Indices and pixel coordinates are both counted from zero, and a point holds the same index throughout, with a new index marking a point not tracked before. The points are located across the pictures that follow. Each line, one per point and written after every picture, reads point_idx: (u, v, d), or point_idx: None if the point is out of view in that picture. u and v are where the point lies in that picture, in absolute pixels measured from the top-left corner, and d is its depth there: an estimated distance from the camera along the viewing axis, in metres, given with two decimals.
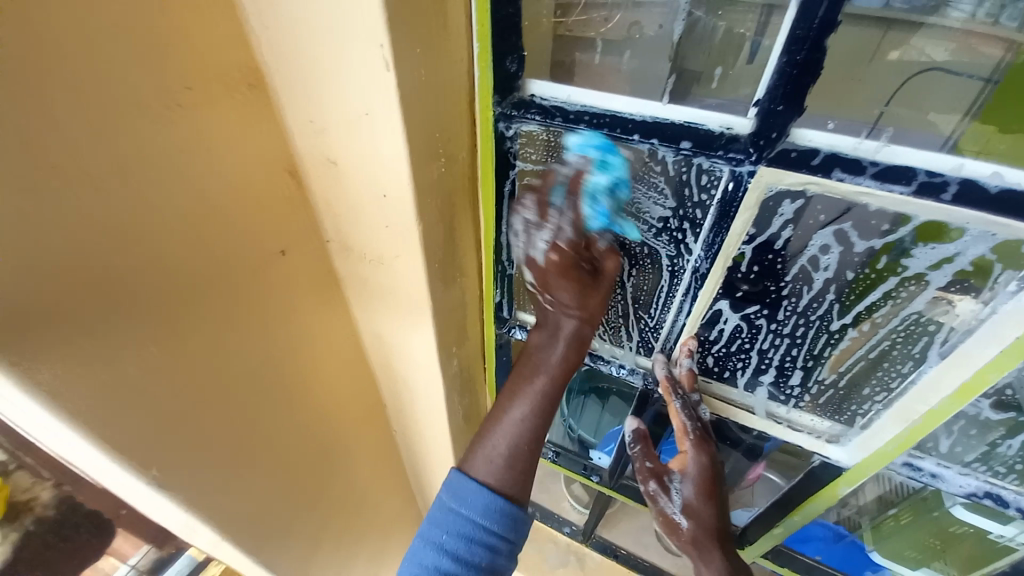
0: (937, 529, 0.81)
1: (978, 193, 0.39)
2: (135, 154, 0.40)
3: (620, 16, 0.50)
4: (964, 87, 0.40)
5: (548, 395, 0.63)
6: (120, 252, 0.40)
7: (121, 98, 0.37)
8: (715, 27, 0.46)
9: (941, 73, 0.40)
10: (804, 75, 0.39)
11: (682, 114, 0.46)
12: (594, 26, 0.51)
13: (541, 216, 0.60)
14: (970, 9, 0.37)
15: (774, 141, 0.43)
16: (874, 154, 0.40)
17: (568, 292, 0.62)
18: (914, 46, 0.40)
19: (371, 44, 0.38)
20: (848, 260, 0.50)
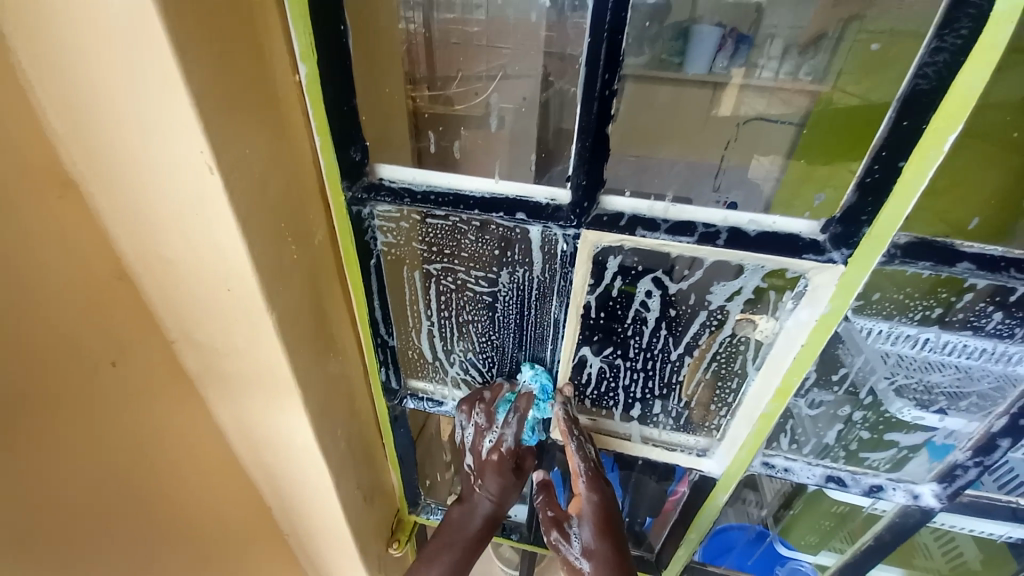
0: (827, 509, 0.92)
1: (742, 236, 0.49)
2: None
3: (491, 88, 0.63)
4: (784, 130, 0.58)
5: (461, 564, 0.70)
6: None
7: None
8: (565, 98, 0.53)
9: (760, 121, 0.59)
10: (595, 156, 0.47)
11: (513, 189, 0.52)
12: (466, 98, 0.63)
13: (468, 413, 0.71)
14: (774, 71, 0.58)
15: (588, 208, 0.50)
16: (664, 214, 0.49)
17: (493, 472, 0.70)
18: (745, 103, 0.59)
19: (192, 149, 0.39)
20: (669, 300, 0.59)
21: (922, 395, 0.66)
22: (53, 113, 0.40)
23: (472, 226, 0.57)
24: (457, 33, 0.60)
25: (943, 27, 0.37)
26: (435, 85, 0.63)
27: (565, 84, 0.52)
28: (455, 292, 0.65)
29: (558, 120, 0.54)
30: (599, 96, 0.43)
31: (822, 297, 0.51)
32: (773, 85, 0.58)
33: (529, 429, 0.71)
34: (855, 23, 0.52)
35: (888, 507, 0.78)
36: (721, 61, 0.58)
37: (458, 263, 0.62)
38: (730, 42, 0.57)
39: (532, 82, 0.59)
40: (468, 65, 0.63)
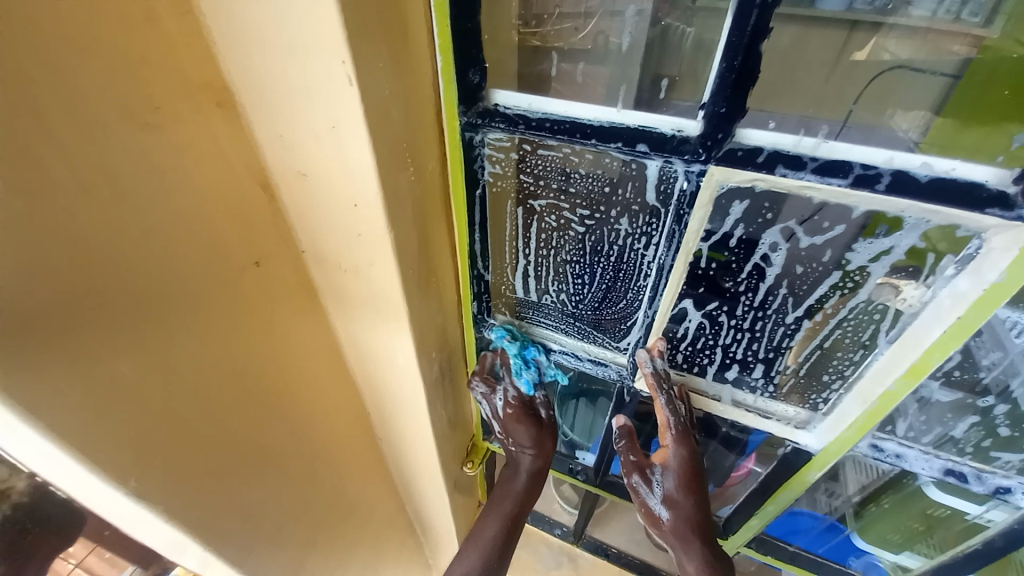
0: (919, 511, 0.82)
1: (908, 182, 0.42)
2: (111, 171, 0.40)
3: (589, 26, 0.54)
4: (931, 83, 0.45)
5: (512, 514, 0.82)
6: (103, 270, 0.40)
7: (97, 118, 0.38)
8: (684, 34, 0.49)
9: (905, 71, 0.45)
10: (742, 79, 0.42)
11: (637, 119, 0.49)
12: (562, 36, 0.55)
13: (488, 390, 0.81)
14: (932, 9, 0.43)
15: (721, 141, 0.46)
16: (813, 151, 0.43)
17: (525, 437, 0.83)
18: (881, 44, 0.45)
19: (335, 60, 0.40)
20: (797, 255, 0.53)
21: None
22: (215, 22, 0.42)
23: (584, 159, 0.55)
24: None
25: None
26: (530, 22, 0.55)
27: (681, 24, 0.48)
28: (556, 232, 0.64)
29: (659, 65, 0.50)
30: (759, 5, 0.38)
31: (995, 265, 0.43)
32: (923, 27, 0.44)
33: (521, 377, 0.81)
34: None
35: (998, 517, 0.71)
36: None
37: (564, 201, 0.60)
38: None
39: (638, 14, 0.51)
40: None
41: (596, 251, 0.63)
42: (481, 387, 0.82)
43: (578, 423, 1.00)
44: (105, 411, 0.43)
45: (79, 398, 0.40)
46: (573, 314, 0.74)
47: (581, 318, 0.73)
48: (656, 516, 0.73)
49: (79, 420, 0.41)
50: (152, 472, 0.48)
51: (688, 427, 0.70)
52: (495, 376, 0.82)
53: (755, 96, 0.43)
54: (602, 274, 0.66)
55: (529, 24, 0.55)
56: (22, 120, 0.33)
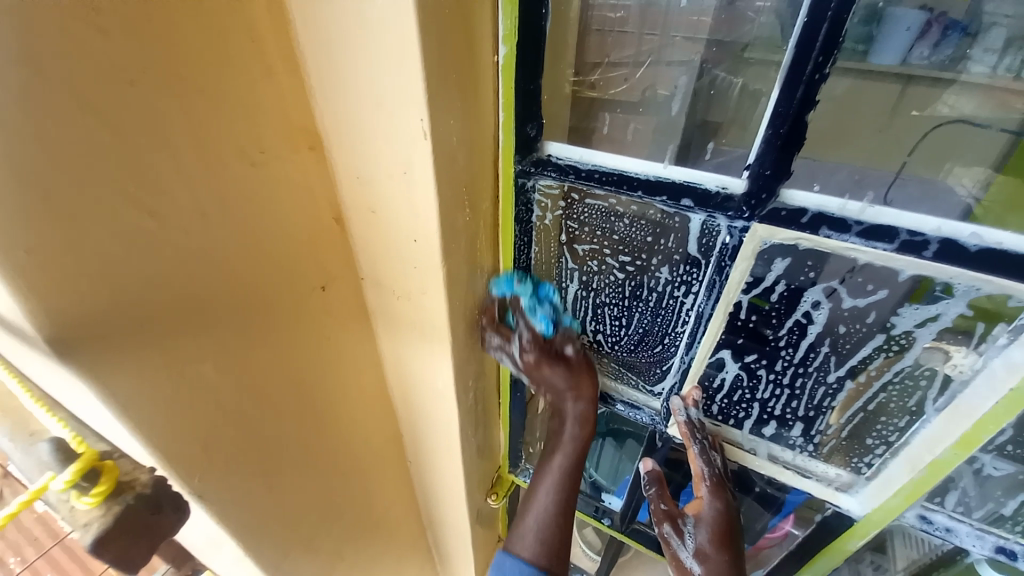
0: None
1: (957, 251, 0.42)
2: (221, 203, 0.46)
3: (639, 75, 0.59)
4: (992, 139, 0.45)
5: (565, 469, 0.74)
6: (202, 287, 0.46)
7: (217, 159, 0.44)
8: (731, 84, 0.51)
9: (965, 125, 0.45)
10: (788, 145, 0.44)
11: (683, 174, 0.51)
12: (612, 84, 0.60)
13: (506, 340, 0.71)
14: (992, 66, 0.44)
15: (766, 200, 0.48)
16: (858, 215, 0.44)
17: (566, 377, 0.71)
18: (941, 100, 0.46)
19: (414, 116, 0.46)
20: (839, 314, 0.53)
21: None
22: (316, 79, 0.49)
23: (629, 210, 0.58)
24: (604, 20, 0.56)
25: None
26: (580, 71, 0.59)
27: (728, 75, 0.51)
28: (597, 275, 0.67)
29: (706, 112, 0.54)
30: (807, 80, 0.41)
31: None
32: (988, 83, 0.45)
33: (537, 318, 0.70)
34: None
35: None
36: (921, 51, 0.45)
37: (608, 246, 0.63)
38: (936, 29, 0.44)
39: (686, 69, 0.56)
40: (615, 50, 0.58)
41: (635, 295, 0.65)
42: (495, 338, 0.71)
43: (604, 464, 0.99)
44: (184, 412, 0.47)
45: (167, 398, 0.45)
46: (608, 354, 0.75)
47: (616, 358, 0.75)
48: (686, 569, 0.71)
49: (163, 418, 0.46)
50: (212, 470, 0.53)
51: (722, 479, 0.69)
52: (507, 324, 0.72)
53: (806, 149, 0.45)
54: (641, 318, 0.67)
55: (582, 72, 0.59)
56: (162, 162, 0.40)
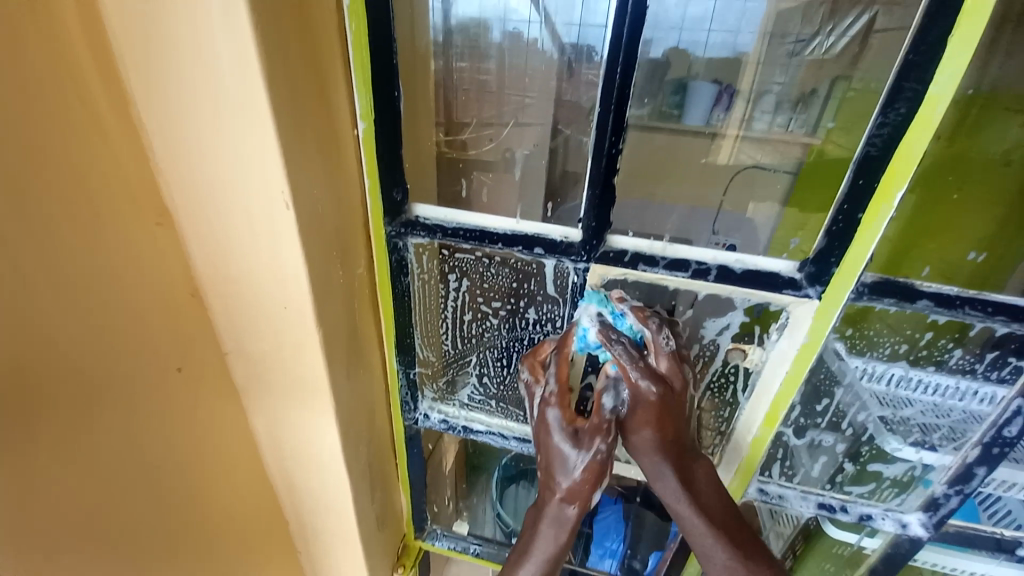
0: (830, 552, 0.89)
1: (730, 273, 0.56)
2: (47, 291, 0.42)
3: (503, 134, 0.68)
4: (777, 177, 0.61)
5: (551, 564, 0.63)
6: (20, 386, 0.41)
7: (41, 245, 0.41)
8: (581, 143, 0.59)
9: (757, 169, 0.62)
10: (603, 200, 0.56)
11: (533, 228, 0.60)
12: (480, 143, 0.69)
13: (536, 378, 0.64)
14: (768, 122, 0.62)
15: (597, 245, 0.58)
16: (662, 252, 0.57)
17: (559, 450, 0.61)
18: (744, 152, 0.63)
19: (274, 189, 0.48)
20: (666, 333, 0.66)
21: (921, 429, 0.68)
22: (164, 157, 0.49)
23: (493, 261, 0.65)
24: (469, 81, 0.66)
25: (889, 103, 0.44)
26: (451, 130, 0.68)
27: (577, 135, 0.59)
28: (473, 322, 0.72)
29: (564, 163, 0.61)
30: (608, 153, 0.53)
31: (801, 328, 0.58)
32: (766, 136, 0.62)
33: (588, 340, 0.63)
34: (842, 82, 0.55)
35: (875, 544, 0.80)
36: (717, 114, 0.64)
37: (480, 295, 0.69)
38: (727, 97, 0.63)
39: (539, 130, 0.65)
40: (479, 112, 0.68)
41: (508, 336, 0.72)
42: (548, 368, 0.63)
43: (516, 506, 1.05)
44: None
45: None
46: (494, 395, 0.79)
47: (502, 398, 0.78)
48: None
49: None
50: None
51: (664, 406, 0.59)
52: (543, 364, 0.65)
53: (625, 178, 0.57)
54: (518, 356, 0.73)
55: (451, 132, 0.68)
56: None
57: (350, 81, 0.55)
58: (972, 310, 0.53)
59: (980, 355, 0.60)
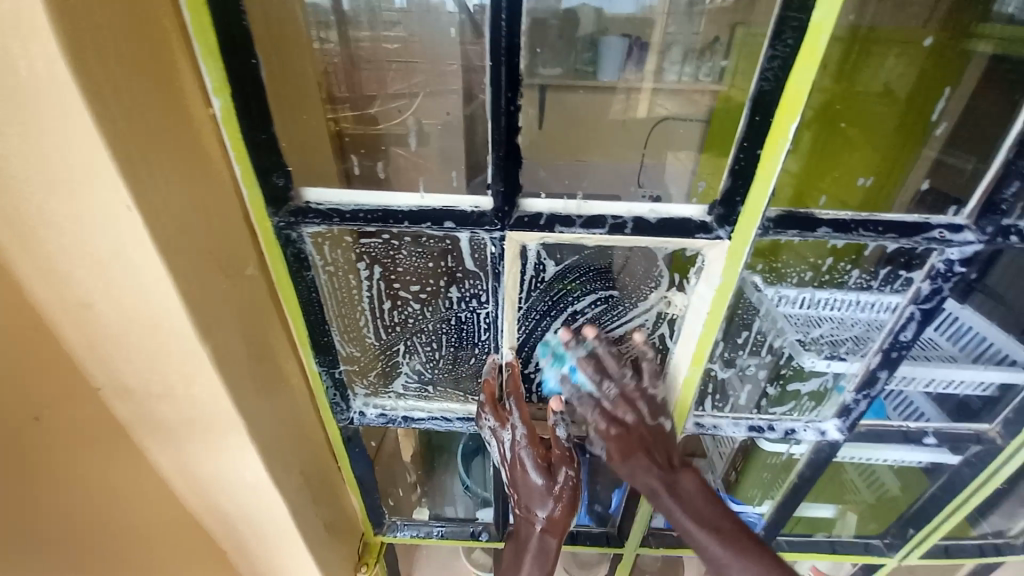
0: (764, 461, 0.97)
1: (645, 224, 0.55)
2: None
3: (415, 104, 0.61)
4: (692, 126, 0.62)
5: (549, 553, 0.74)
6: None
7: None
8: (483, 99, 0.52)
9: (673, 120, 0.63)
10: (510, 164, 0.52)
11: (440, 201, 0.55)
12: (390, 115, 0.61)
13: (501, 423, 0.68)
14: (685, 74, 0.61)
15: (510, 212, 0.55)
16: (578, 210, 0.55)
17: (537, 497, 0.71)
18: (659, 103, 0.63)
19: (106, 190, 0.40)
20: (591, 288, 0.64)
21: (831, 342, 0.73)
22: None
23: (403, 241, 0.59)
24: (367, 46, 0.58)
25: (776, 35, 0.44)
26: (358, 103, 0.62)
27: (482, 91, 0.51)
28: (392, 310, 0.66)
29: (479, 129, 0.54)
30: (506, 111, 0.49)
31: (715, 271, 0.58)
32: (680, 87, 0.62)
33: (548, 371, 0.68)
34: (741, 27, 0.55)
35: (802, 449, 0.85)
36: (631, 67, 0.61)
37: (396, 280, 0.63)
38: (637, 49, 0.60)
39: (455, 97, 0.57)
40: (387, 83, 0.60)
41: (433, 318, 0.67)
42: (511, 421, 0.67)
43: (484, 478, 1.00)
44: None
45: None
46: (430, 381, 0.74)
47: (440, 382, 0.74)
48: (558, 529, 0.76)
49: None
50: None
51: (643, 438, 0.67)
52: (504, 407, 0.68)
53: (529, 149, 0.55)
54: (447, 338, 0.69)
55: (358, 104, 0.61)
56: None
57: (192, 50, 0.47)
58: (866, 232, 0.55)
59: (875, 273, 0.64)
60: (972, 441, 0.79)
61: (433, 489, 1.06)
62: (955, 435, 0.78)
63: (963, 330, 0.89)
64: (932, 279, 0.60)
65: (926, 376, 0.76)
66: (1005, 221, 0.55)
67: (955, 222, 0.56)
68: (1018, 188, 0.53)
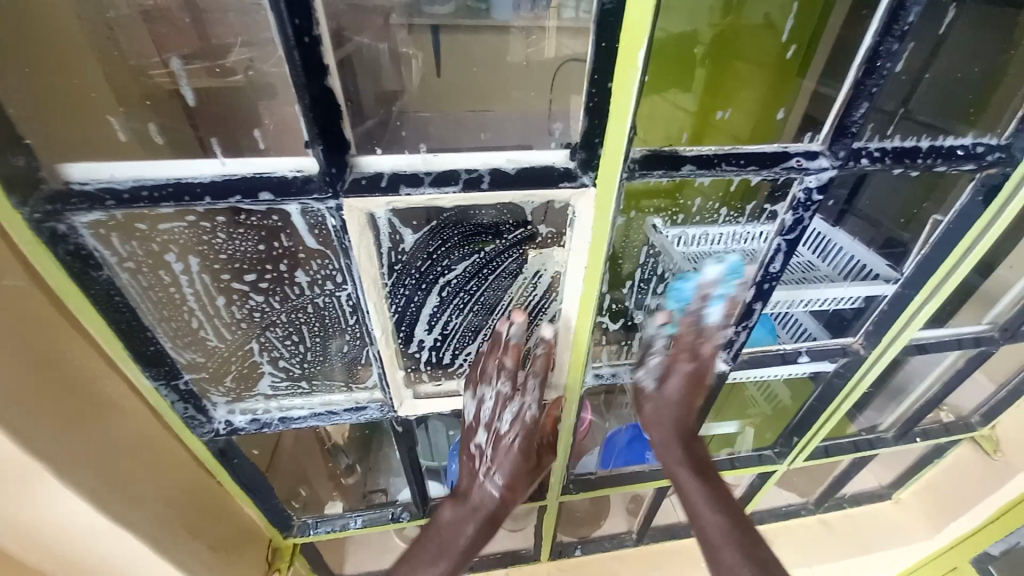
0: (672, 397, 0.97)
1: (503, 176, 0.48)
2: None
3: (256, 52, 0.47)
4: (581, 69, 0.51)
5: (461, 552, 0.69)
6: None
7: None
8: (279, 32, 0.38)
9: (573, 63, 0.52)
10: (325, 114, 0.41)
11: (250, 168, 0.44)
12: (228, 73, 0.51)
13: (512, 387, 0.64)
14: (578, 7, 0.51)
15: (340, 174, 0.45)
16: (424, 166, 0.47)
17: (509, 465, 0.70)
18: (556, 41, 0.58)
19: None
20: (458, 252, 0.56)
21: None
22: None
23: (216, 222, 0.47)
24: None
25: None
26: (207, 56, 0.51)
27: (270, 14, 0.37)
28: (228, 306, 0.55)
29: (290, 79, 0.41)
30: (297, 44, 0.37)
31: (586, 222, 0.53)
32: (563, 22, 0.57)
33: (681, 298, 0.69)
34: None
35: None
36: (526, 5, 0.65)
37: (221, 270, 0.52)
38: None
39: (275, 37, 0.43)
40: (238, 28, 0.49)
41: (282, 311, 0.56)
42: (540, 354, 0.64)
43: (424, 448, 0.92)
44: None
45: None
46: (302, 377, 0.64)
47: (313, 377, 0.64)
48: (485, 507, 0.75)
49: None
50: None
51: (697, 378, 0.72)
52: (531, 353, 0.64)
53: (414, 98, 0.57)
54: (306, 330, 0.59)
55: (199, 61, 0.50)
56: None
57: None
58: (728, 167, 0.53)
59: (742, 210, 0.67)
60: (840, 354, 0.85)
61: (374, 466, 0.98)
62: (825, 351, 0.84)
63: (828, 245, 0.97)
64: (793, 210, 0.60)
65: (797, 298, 0.80)
66: (855, 144, 0.54)
67: (811, 148, 0.54)
68: (865, 110, 0.51)
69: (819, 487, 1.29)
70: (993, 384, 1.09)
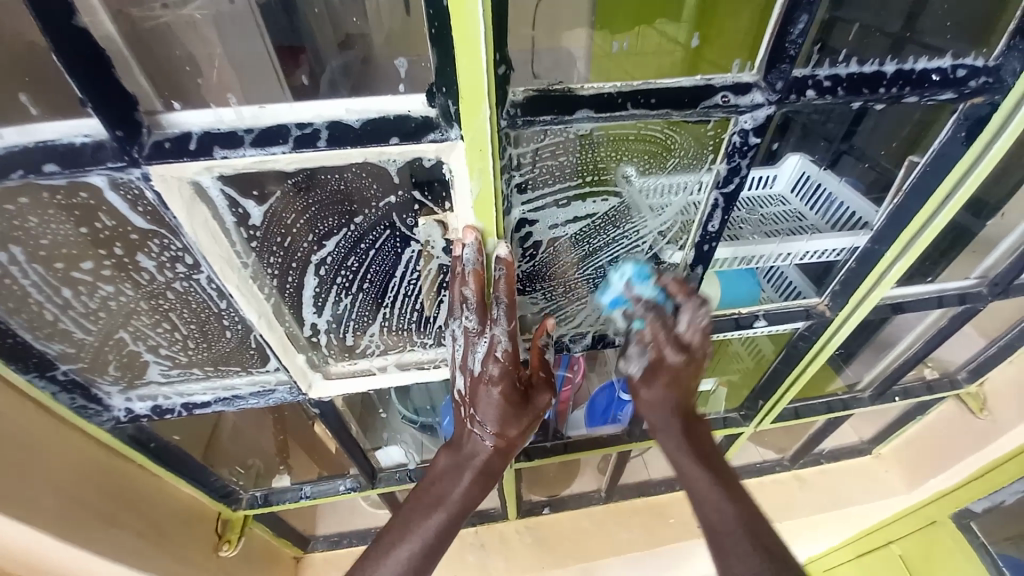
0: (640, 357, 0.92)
1: (345, 130, 0.40)
2: None
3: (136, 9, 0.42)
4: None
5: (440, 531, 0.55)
6: None
7: None
8: None
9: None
10: (92, 63, 0.34)
11: (33, 135, 0.37)
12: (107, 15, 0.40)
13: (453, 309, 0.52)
14: None
15: (135, 136, 0.37)
16: (241, 122, 0.38)
17: (495, 413, 0.57)
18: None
19: None
20: (322, 221, 0.49)
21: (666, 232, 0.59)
22: None
23: (19, 203, 0.41)
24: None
25: None
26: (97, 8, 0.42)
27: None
28: (76, 294, 0.49)
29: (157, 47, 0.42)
30: None
31: (463, 180, 0.45)
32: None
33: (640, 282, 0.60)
34: None
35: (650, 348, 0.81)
36: None
37: (51, 255, 0.45)
38: None
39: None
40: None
41: (139, 293, 0.51)
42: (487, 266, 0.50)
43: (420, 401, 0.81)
44: None
45: None
46: (192, 364, 0.60)
47: (204, 363, 0.60)
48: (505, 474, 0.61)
49: None
50: None
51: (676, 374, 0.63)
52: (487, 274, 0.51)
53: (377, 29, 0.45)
54: (175, 313, 0.54)
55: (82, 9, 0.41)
56: None
57: None
58: (637, 107, 0.44)
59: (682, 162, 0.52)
60: (802, 317, 0.76)
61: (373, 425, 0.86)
62: (785, 315, 0.76)
63: (824, 194, 0.84)
64: (729, 158, 0.51)
65: (756, 254, 0.72)
66: (796, 72, 0.45)
67: (742, 80, 0.45)
68: (804, 25, 0.42)
69: (794, 444, 1.23)
70: (984, 339, 0.99)
